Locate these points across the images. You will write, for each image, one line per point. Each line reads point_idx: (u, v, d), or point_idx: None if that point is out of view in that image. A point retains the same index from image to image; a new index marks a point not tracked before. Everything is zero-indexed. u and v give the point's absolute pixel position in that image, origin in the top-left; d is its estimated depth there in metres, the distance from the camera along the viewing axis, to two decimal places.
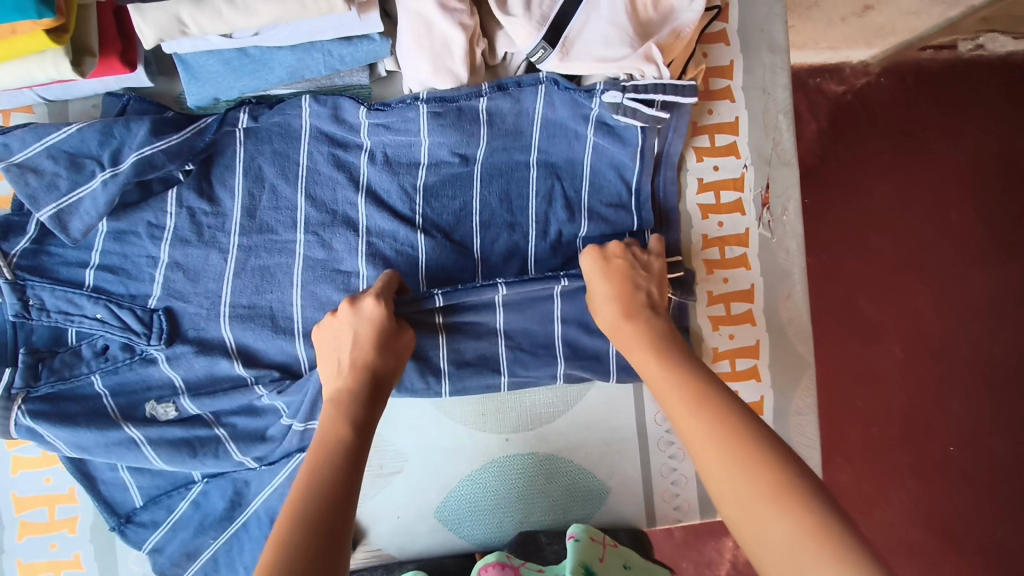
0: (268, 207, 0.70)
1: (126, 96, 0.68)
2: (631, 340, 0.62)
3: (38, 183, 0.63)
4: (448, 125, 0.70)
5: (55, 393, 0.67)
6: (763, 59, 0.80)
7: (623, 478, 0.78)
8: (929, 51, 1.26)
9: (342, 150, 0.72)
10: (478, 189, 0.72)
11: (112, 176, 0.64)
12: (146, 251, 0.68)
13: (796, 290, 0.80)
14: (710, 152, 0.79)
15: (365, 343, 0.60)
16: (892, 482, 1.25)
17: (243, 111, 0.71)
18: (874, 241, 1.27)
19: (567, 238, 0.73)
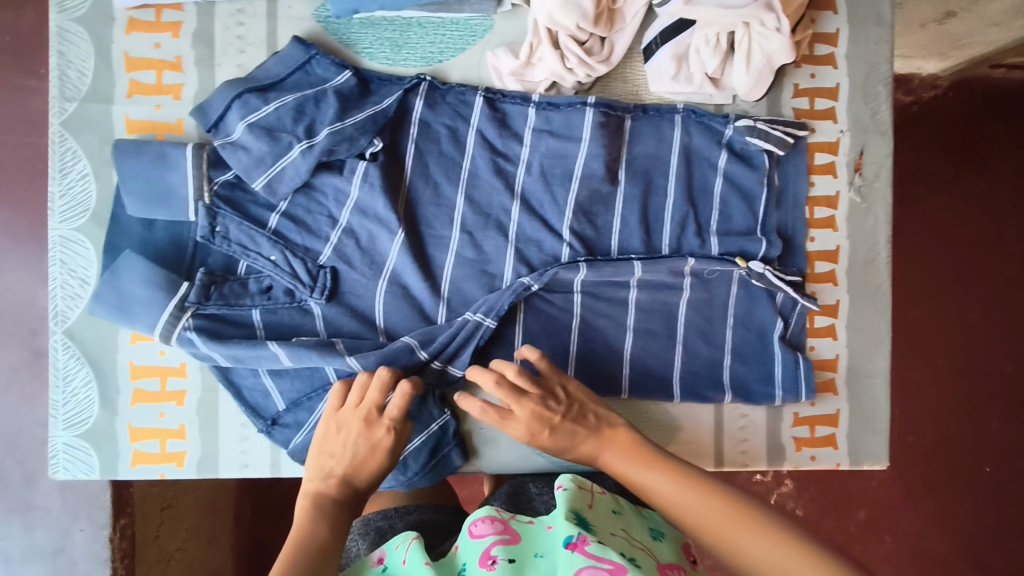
0: (419, 174, 0.75)
1: (313, 50, 0.73)
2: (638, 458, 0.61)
3: (248, 159, 0.70)
4: (609, 134, 0.77)
5: (220, 314, 0.71)
6: (867, 31, 0.82)
7: (695, 418, 0.81)
8: (1000, 71, 1.24)
9: (503, 160, 0.77)
10: (620, 206, 0.78)
11: (308, 149, 0.70)
12: (328, 211, 0.73)
13: (880, 254, 0.83)
14: (808, 114, 0.81)
15: (364, 460, 0.64)
16: (921, 492, 1.24)
17: (418, 95, 0.75)
18: (925, 252, 1.27)
19: (671, 206, 0.79)
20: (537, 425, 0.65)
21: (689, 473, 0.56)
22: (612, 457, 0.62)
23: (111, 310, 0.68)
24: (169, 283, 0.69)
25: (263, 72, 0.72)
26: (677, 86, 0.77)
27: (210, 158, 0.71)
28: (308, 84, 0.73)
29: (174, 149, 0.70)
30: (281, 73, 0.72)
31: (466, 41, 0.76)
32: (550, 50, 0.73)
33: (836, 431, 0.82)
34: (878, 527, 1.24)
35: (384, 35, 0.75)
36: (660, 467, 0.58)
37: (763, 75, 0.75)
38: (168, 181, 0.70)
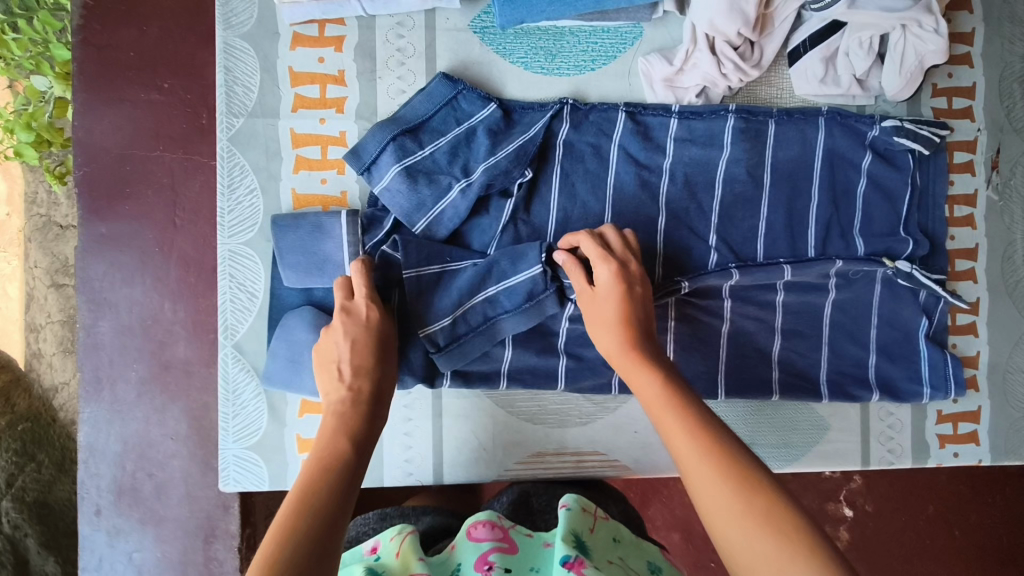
0: (568, 187, 0.76)
1: (458, 86, 0.74)
2: (637, 367, 0.57)
3: (409, 204, 0.71)
4: (748, 138, 0.77)
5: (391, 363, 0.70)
6: (1002, 30, 0.83)
7: (842, 418, 0.81)
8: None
9: (648, 169, 0.77)
10: (765, 211, 0.78)
11: (466, 187, 0.71)
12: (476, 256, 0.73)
13: (1017, 249, 0.83)
14: (947, 114, 0.82)
15: (364, 342, 0.64)
16: (990, 484, 1.14)
17: (565, 111, 0.75)
18: None
19: (813, 207, 0.79)
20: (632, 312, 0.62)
21: (710, 424, 0.49)
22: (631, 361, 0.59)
23: (285, 363, 0.70)
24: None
25: (411, 111, 0.73)
26: (825, 88, 0.78)
27: (363, 223, 0.71)
28: (455, 120, 0.74)
29: (329, 219, 0.70)
30: (425, 113, 0.73)
31: (617, 49, 0.77)
32: (706, 55, 0.74)
33: (978, 428, 0.82)
34: (947, 523, 1.14)
35: (539, 45, 0.76)
36: (671, 405, 0.52)
37: (914, 75, 0.76)
38: (325, 249, 0.70)
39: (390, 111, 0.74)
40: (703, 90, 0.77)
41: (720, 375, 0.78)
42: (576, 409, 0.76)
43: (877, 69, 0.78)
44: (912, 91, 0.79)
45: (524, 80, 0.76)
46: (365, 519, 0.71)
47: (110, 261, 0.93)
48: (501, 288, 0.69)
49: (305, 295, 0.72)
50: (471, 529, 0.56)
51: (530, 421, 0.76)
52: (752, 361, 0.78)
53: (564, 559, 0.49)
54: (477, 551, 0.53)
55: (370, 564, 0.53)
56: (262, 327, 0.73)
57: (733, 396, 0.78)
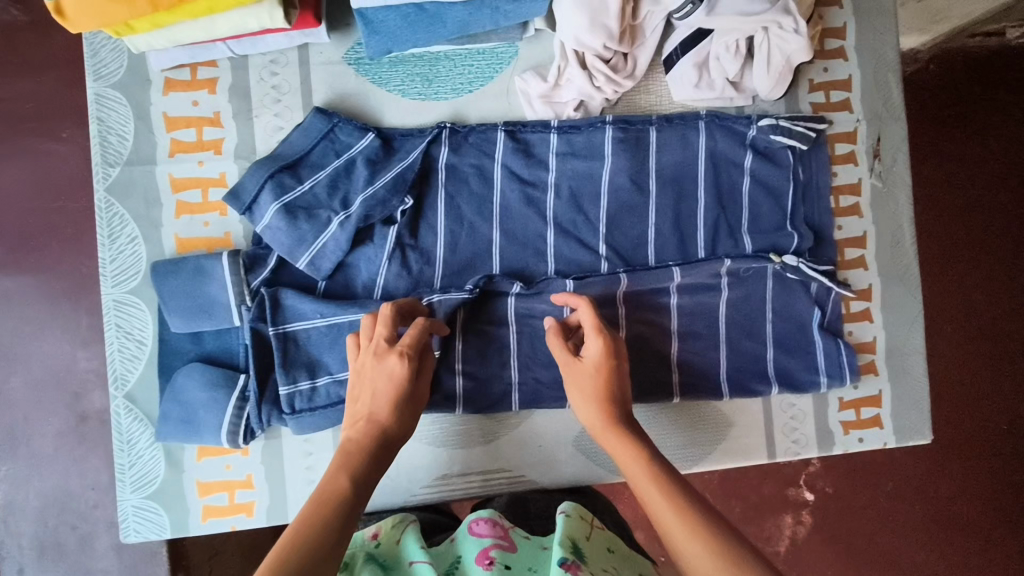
0: (452, 213, 0.77)
1: (333, 118, 0.75)
2: (621, 447, 0.58)
3: (291, 240, 0.71)
4: (628, 148, 0.79)
5: (290, 396, 0.71)
6: (873, 22, 0.85)
7: (745, 412, 0.82)
8: (977, 38, 1.19)
9: (531, 188, 0.78)
10: (653, 217, 0.80)
11: (345, 220, 0.71)
12: (361, 282, 0.75)
13: (904, 234, 0.85)
14: (826, 108, 0.84)
15: (387, 392, 0.60)
16: (953, 456, 1.18)
17: (443, 135, 0.76)
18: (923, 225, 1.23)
19: (697, 212, 0.81)
20: (623, 394, 0.63)
21: (712, 521, 0.47)
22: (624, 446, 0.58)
23: (177, 415, 0.71)
24: (226, 378, 0.71)
25: (288, 147, 0.74)
26: (699, 92, 0.80)
27: (245, 263, 0.72)
28: (334, 153, 0.74)
29: (210, 261, 0.71)
30: (303, 147, 0.74)
31: (494, 69, 0.78)
32: (577, 69, 0.75)
33: (880, 412, 0.84)
34: (907, 497, 1.17)
35: (415, 71, 0.77)
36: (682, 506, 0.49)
37: (783, 75, 0.77)
38: (210, 291, 0.71)
39: (267, 148, 0.74)
40: (581, 103, 0.78)
41: None
42: (481, 425, 0.78)
43: (750, 70, 0.79)
44: (785, 90, 0.79)
45: (401, 108, 0.77)
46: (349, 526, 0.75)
47: (19, 315, 0.93)
48: None
49: (194, 338, 0.73)
50: (473, 525, 0.58)
51: (433, 444, 0.77)
52: (652, 367, 0.79)
53: (561, 561, 0.50)
54: (478, 547, 0.55)
55: (369, 554, 0.57)
56: (154, 374, 0.73)
57: (635, 403, 0.79)
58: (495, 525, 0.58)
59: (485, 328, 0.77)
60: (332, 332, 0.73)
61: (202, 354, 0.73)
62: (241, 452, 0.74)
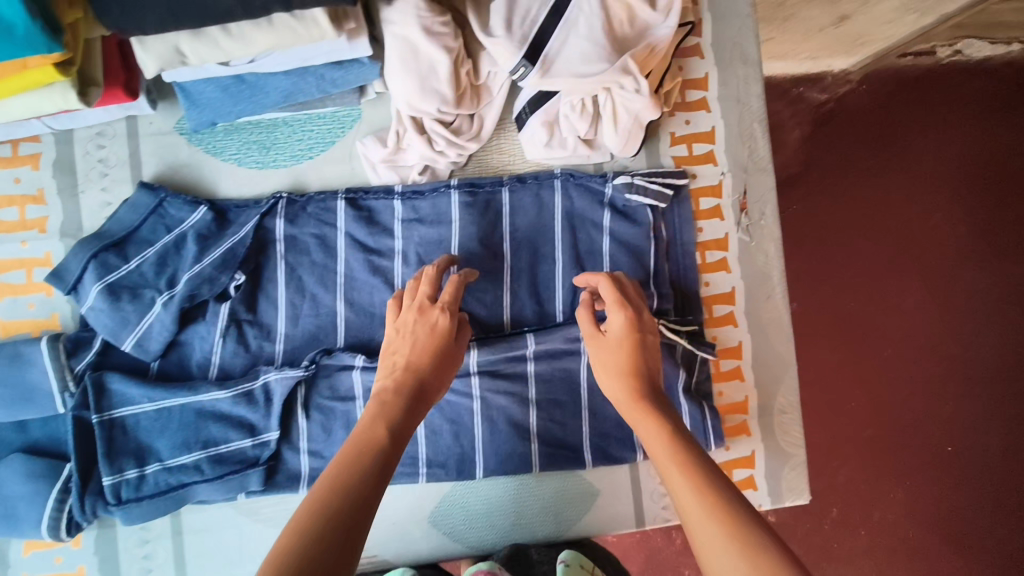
0: (293, 286, 0.74)
1: (160, 192, 0.72)
2: (640, 411, 0.60)
3: (114, 321, 0.68)
4: (477, 211, 0.76)
5: (115, 486, 0.68)
6: (736, 71, 0.83)
7: (611, 480, 0.80)
8: (908, 58, 1.19)
9: (376, 256, 0.75)
10: (507, 280, 0.77)
11: (169, 300, 0.68)
12: (196, 362, 0.72)
13: (774, 290, 0.83)
14: (688, 161, 0.82)
15: (425, 345, 0.65)
16: (893, 478, 1.18)
17: (280, 206, 0.74)
18: (860, 243, 1.20)
19: (553, 274, 0.78)
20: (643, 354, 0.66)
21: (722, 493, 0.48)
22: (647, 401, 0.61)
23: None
24: (49, 469, 0.68)
25: (115, 223, 0.71)
26: (551, 151, 0.77)
27: (67, 347, 0.69)
28: (164, 228, 0.72)
29: (28, 347, 0.68)
30: (130, 223, 0.71)
31: (336, 133, 0.75)
32: (415, 135, 0.72)
33: (753, 473, 0.82)
34: (851, 521, 1.16)
35: (251, 138, 0.74)
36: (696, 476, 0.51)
37: (633, 133, 0.75)
38: (30, 378, 0.68)
39: (93, 225, 0.72)
40: (427, 167, 0.76)
41: (476, 454, 0.77)
42: None
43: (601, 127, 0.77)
44: (638, 147, 0.77)
45: (238, 177, 0.74)
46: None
47: None
48: (210, 454, 0.71)
49: (18, 427, 0.71)
50: None
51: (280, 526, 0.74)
52: (510, 437, 0.77)
53: None
54: None
55: None
56: None
57: (493, 474, 0.77)
58: None
59: (330, 403, 0.74)
60: (160, 416, 0.70)
61: (27, 442, 0.71)
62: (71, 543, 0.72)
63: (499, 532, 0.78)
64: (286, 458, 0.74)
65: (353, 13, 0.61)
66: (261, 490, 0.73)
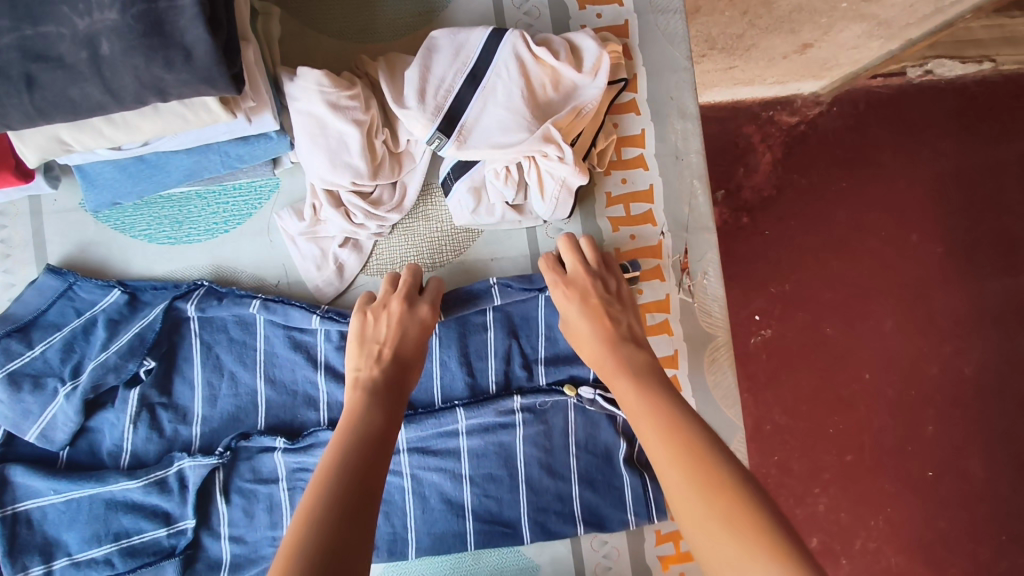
0: (210, 367, 0.71)
1: (66, 275, 0.69)
2: (614, 370, 0.64)
3: (13, 414, 0.65)
4: None
5: None
6: (674, 126, 0.81)
7: (553, 553, 0.77)
8: (878, 79, 1.05)
9: (298, 331, 0.72)
10: (436, 351, 0.74)
11: (72, 390, 0.65)
12: (107, 448, 0.69)
13: (721, 352, 0.81)
14: (625, 221, 0.79)
15: (409, 335, 0.67)
16: None
17: (192, 298, 0.69)
18: (839, 268, 1.03)
19: (484, 345, 0.75)
20: (612, 316, 0.69)
21: (694, 437, 0.54)
22: (616, 362, 0.65)
23: None
24: None
25: (19, 308, 0.67)
26: (478, 218, 0.74)
27: None
28: (73, 311, 0.69)
29: None
30: (35, 305, 0.68)
31: (253, 205, 0.73)
32: (332, 210, 0.69)
33: None
34: None
35: (162, 214, 0.71)
36: (666, 426, 0.56)
37: (562, 198, 0.72)
38: None
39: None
40: (348, 238, 0.73)
41: (409, 534, 0.74)
42: None
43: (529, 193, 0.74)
44: (571, 210, 0.75)
45: (150, 254, 0.72)
46: None
47: None
48: (121, 547, 0.67)
49: None
50: None
51: None
52: (445, 515, 0.74)
53: None
54: None
55: None
56: None
57: (427, 554, 0.74)
58: None
59: (251, 486, 0.71)
60: (66, 508, 0.67)
61: None
62: None
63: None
64: (206, 545, 0.70)
65: (251, 91, 0.60)
66: None
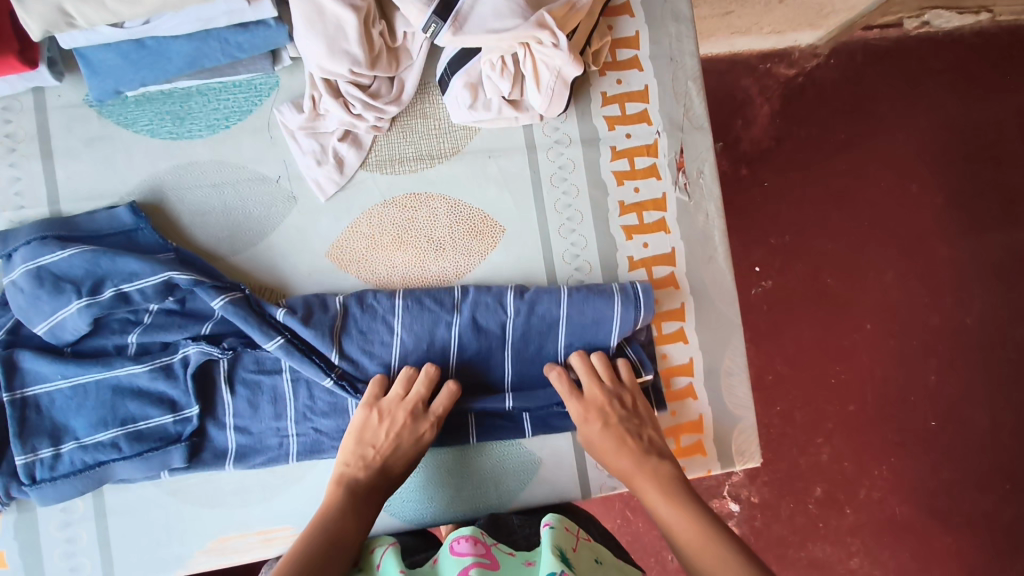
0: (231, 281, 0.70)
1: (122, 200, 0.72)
2: (641, 483, 0.68)
3: (27, 305, 0.65)
4: (399, 176, 0.76)
5: (29, 466, 0.65)
6: (668, 28, 0.82)
7: (553, 449, 0.77)
8: (875, 31, 1.24)
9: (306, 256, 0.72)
10: (433, 246, 0.76)
11: (91, 304, 0.65)
12: (112, 340, 0.69)
13: (717, 250, 0.81)
14: (620, 120, 0.80)
15: (405, 451, 0.68)
16: (877, 458, 1.21)
17: (221, 300, 0.67)
18: (835, 216, 1.23)
19: (482, 239, 0.77)
20: (624, 444, 0.70)
21: (726, 545, 0.58)
22: (645, 484, 0.67)
23: None
24: None
25: (87, 221, 0.69)
26: (476, 114, 0.75)
27: None
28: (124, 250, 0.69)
29: None
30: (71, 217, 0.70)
31: (253, 102, 0.74)
32: (331, 99, 0.71)
33: (702, 438, 0.79)
34: (838, 501, 1.20)
35: (165, 109, 0.73)
36: (703, 539, 0.60)
37: (557, 91, 0.74)
38: None
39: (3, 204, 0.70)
40: (348, 132, 0.74)
41: None
42: (260, 482, 0.72)
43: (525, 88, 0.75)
44: (565, 105, 0.76)
45: (153, 149, 0.73)
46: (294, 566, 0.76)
47: None
48: (127, 432, 0.67)
49: None
50: (454, 544, 0.63)
51: (205, 505, 0.71)
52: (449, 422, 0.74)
53: None
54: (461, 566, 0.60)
55: None
56: None
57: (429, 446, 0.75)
58: (476, 543, 0.63)
59: (255, 376, 0.70)
60: (71, 394, 0.66)
61: None
62: None
63: (440, 505, 0.76)
64: (211, 434, 0.70)
65: None
66: (184, 470, 0.69)
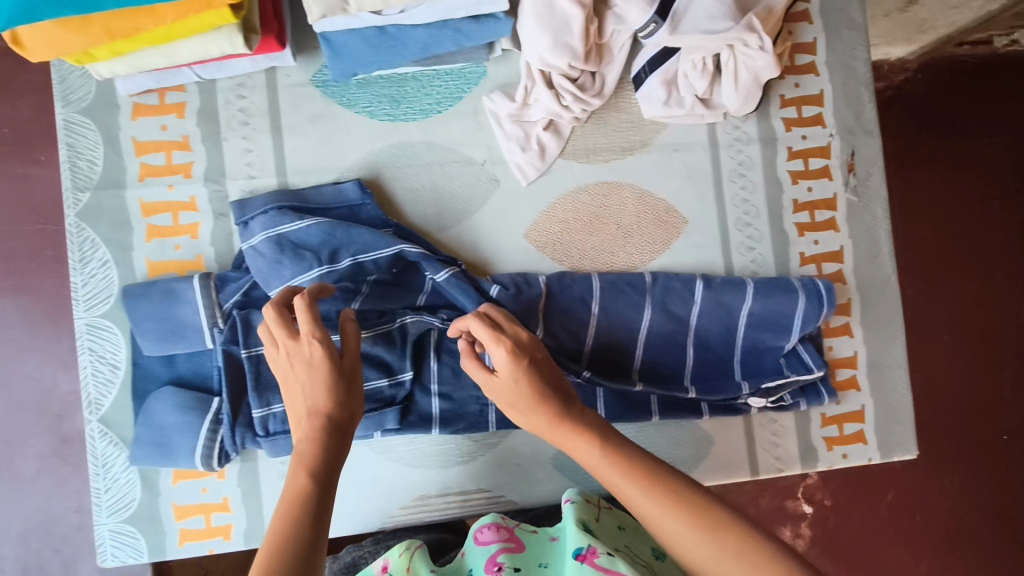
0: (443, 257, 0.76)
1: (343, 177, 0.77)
2: (575, 432, 0.55)
3: (267, 269, 0.70)
4: (593, 163, 0.80)
5: (263, 418, 0.69)
6: (844, 37, 0.86)
7: (728, 432, 0.81)
8: (967, 47, 1.17)
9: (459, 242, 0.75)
10: (623, 234, 0.80)
11: (328, 271, 0.70)
12: None
13: (882, 249, 0.85)
14: (797, 122, 0.84)
15: (319, 384, 0.55)
16: (947, 467, 1.15)
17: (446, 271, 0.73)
18: None
19: (670, 228, 0.81)
20: (549, 383, 0.58)
21: (715, 509, 0.47)
22: (586, 432, 0.54)
23: (152, 448, 0.71)
24: (200, 402, 0.71)
25: (316, 195, 0.74)
26: (669, 110, 0.80)
27: (216, 285, 0.72)
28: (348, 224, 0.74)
29: (181, 284, 0.71)
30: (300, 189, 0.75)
31: (462, 89, 0.79)
32: (544, 89, 0.75)
33: (864, 427, 0.83)
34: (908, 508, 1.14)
35: (383, 92, 0.77)
36: (675, 499, 0.47)
37: (751, 90, 0.77)
38: (181, 314, 0.71)
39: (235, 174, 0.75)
40: (551, 122, 0.79)
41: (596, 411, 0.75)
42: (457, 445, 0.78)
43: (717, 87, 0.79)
44: (755, 104, 0.79)
45: (372, 128, 0.77)
46: (361, 545, 0.74)
47: None
48: None
49: (167, 362, 0.73)
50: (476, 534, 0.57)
51: (409, 464, 0.78)
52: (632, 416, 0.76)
53: (577, 552, 0.51)
54: (486, 554, 0.54)
55: None
56: (127, 400, 0.74)
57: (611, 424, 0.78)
58: (498, 530, 0.57)
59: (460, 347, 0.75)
60: None
61: (174, 377, 0.73)
62: (216, 475, 0.74)
63: None
64: (418, 399, 0.75)
65: None
66: (394, 431, 0.74)
